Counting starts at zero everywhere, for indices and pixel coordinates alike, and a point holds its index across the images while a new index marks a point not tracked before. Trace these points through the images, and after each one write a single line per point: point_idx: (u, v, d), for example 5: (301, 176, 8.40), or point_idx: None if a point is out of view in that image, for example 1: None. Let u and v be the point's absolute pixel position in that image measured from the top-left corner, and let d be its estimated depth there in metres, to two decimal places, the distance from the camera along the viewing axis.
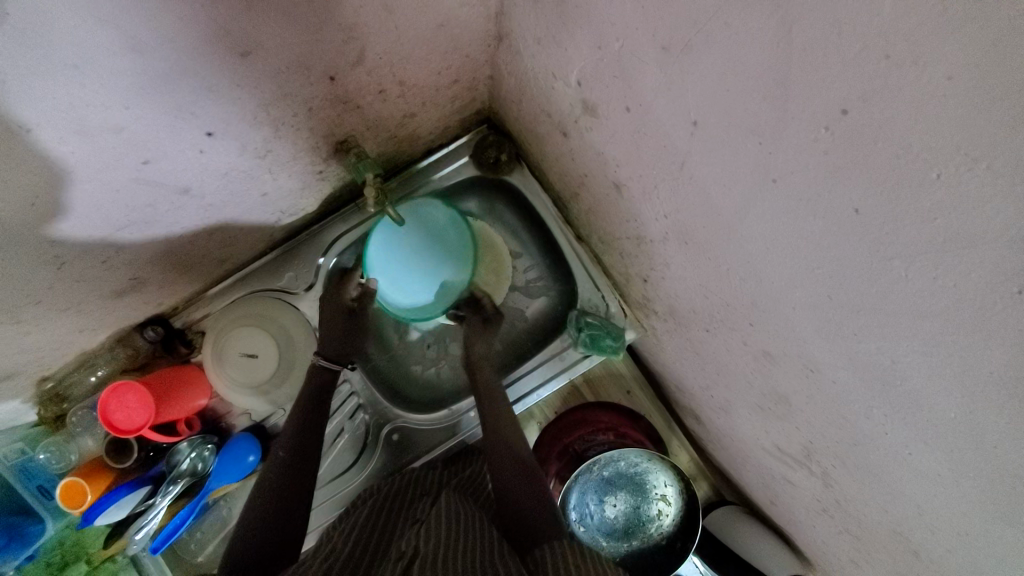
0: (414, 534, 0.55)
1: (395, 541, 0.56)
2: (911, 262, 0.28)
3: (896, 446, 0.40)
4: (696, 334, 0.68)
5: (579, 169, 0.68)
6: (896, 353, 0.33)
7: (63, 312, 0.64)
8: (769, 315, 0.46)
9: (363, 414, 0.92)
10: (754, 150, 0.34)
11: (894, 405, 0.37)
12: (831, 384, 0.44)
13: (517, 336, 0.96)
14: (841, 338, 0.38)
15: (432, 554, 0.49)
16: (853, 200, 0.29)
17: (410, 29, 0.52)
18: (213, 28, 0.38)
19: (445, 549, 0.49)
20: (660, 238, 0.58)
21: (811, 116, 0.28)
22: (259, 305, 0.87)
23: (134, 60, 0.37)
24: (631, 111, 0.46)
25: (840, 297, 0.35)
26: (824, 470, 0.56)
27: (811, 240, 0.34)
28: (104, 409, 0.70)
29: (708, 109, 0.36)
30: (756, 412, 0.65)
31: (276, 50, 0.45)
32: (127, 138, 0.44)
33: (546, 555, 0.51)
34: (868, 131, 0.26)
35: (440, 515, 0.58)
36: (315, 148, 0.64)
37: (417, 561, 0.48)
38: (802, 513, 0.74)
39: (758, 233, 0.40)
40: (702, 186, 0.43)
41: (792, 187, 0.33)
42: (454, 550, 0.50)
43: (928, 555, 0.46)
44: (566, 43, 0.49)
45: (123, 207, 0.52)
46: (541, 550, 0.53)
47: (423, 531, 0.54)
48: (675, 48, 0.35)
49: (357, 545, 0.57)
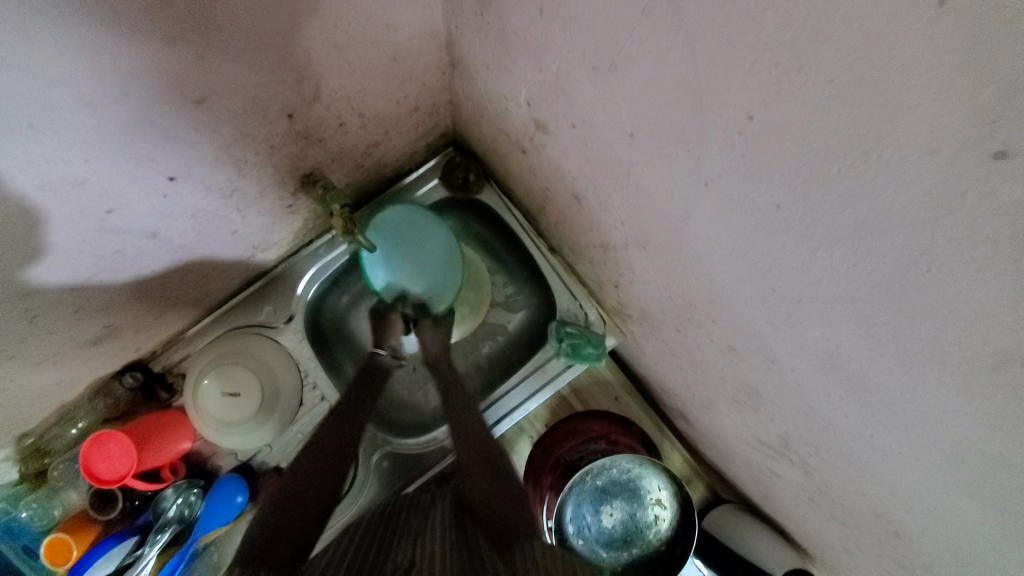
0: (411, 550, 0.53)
1: (391, 550, 0.55)
2: (830, 251, 0.30)
3: (857, 427, 0.41)
4: (669, 334, 0.69)
5: (541, 184, 0.70)
6: (838, 338, 0.35)
7: (37, 365, 0.63)
8: (726, 311, 0.48)
9: (351, 445, 0.91)
10: (685, 156, 0.36)
11: (848, 388, 0.39)
12: (791, 373, 0.45)
13: (500, 351, 0.97)
14: (790, 328, 0.39)
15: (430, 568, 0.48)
16: (774, 197, 0.31)
17: (362, 64, 0.54)
18: (166, 79, 0.40)
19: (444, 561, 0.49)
20: (622, 245, 0.60)
21: (724, 123, 0.30)
22: (240, 342, 0.87)
23: (92, 115, 0.39)
24: (577, 127, 0.48)
25: (780, 288, 0.37)
26: (802, 458, 0.58)
27: (747, 237, 0.36)
28: (86, 460, 0.70)
29: (642, 121, 0.38)
30: (733, 406, 0.66)
31: (231, 94, 0.46)
32: (89, 190, 0.45)
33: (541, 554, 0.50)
34: (773, 133, 0.28)
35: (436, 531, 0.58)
36: (282, 183, 0.66)
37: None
38: (793, 505, 0.74)
39: (702, 233, 0.41)
40: (648, 192, 0.45)
41: (722, 189, 0.35)
42: (453, 562, 0.49)
43: (907, 534, 0.47)
44: (511, 68, 0.52)
45: (90, 256, 0.53)
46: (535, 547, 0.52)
47: (420, 545, 0.54)
48: (603, 67, 0.37)
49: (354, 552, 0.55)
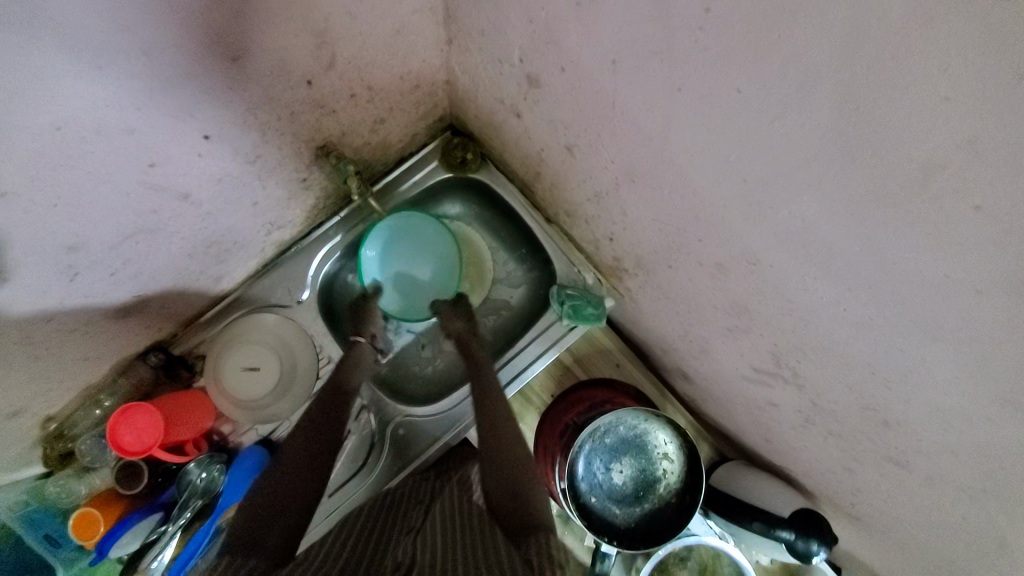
0: (408, 546, 0.55)
1: (389, 550, 0.57)
2: (784, 118, 0.35)
3: (831, 305, 0.47)
4: (661, 275, 0.74)
5: (536, 147, 0.76)
6: (803, 211, 0.40)
7: (72, 333, 0.67)
8: (710, 223, 0.53)
9: (367, 415, 0.94)
10: (659, 68, 0.43)
11: (817, 264, 0.44)
12: (771, 270, 0.50)
13: (504, 323, 1.02)
14: (764, 217, 0.45)
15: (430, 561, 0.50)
16: (734, 81, 0.37)
17: (372, 35, 0.60)
18: (210, 33, 0.46)
19: (444, 559, 0.50)
20: (613, 186, 0.66)
21: (689, 21, 0.37)
22: (260, 321, 0.91)
23: (146, 62, 0.44)
24: (566, 70, 0.55)
25: (751, 176, 0.43)
26: (794, 371, 0.62)
27: (720, 134, 0.42)
28: (114, 432, 0.73)
29: (621, 45, 0.44)
30: (727, 336, 0.71)
31: (261, 55, 0.52)
32: (138, 140, 0.51)
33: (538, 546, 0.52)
34: (728, 17, 0.34)
35: (436, 528, 0.59)
36: (298, 154, 0.72)
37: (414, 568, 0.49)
38: (792, 437, 0.78)
39: (682, 144, 0.47)
40: (633, 118, 0.51)
41: (692, 90, 0.41)
42: (451, 557, 0.51)
43: (894, 417, 0.51)
44: (505, 28, 0.58)
45: (131, 213, 0.58)
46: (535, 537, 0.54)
47: (419, 542, 0.55)
48: (586, 0, 0.44)
49: (351, 554, 0.55)
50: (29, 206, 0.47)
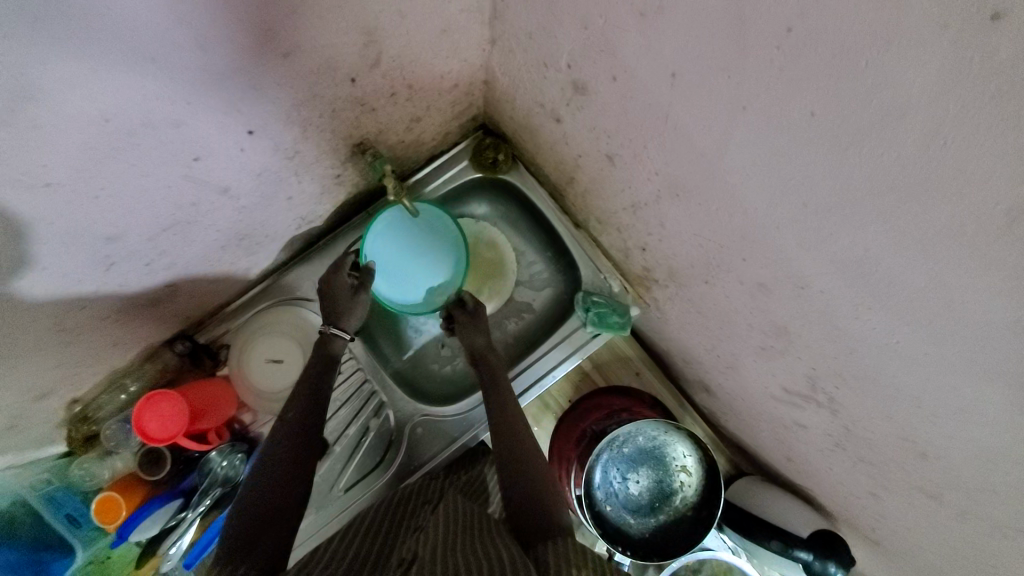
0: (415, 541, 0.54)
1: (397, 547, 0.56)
2: (860, 147, 0.34)
3: (881, 335, 0.45)
4: (695, 289, 0.73)
5: (574, 152, 0.75)
6: (866, 241, 0.39)
7: (104, 321, 0.67)
8: (758, 244, 0.52)
9: (387, 413, 0.95)
10: (724, 85, 0.41)
11: (873, 294, 0.42)
12: (819, 296, 0.49)
13: (526, 327, 1.01)
14: (821, 242, 0.44)
15: (432, 555, 0.48)
16: (809, 105, 0.36)
17: (419, 34, 0.59)
18: (261, 29, 0.45)
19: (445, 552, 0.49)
20: (654, 198, 0.65)
21: (766, 40, 0.35)
22: (285, 313, 0.91)
23: (198, 57, 0.44)
24: (618, 79, 0.53)
25: (812, 201, 0.41)
26: (829, 396, 0.61)
27: (783, 157, 0.41)
28: (139, 420, 0.73)
29: (684, 59, 0.43)
30: (760, 354, 0.70)
31: (310, 52, 0.52)
32: (184, 134, 0.50)
33: (546, 551, 0.50)
34: (812, 41, 0.33)
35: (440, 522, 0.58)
36: (334, 150, 0.72)
37: (416, 563, 0.47)
38: (817, 459, 0.77)
39: (738, 163, 0.46)
40: (686, 133, 0.50)
41: (758, 111, 0.40)
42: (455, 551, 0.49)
43: (935, 452, 0.50)
44: (556, 32, 0.57)
45: (171, 206, 0.58)
46: (545, 544, 0.53)
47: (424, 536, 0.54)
48: (650, 11, 0.43)
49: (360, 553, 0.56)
50: (75, 197, 0.47)
